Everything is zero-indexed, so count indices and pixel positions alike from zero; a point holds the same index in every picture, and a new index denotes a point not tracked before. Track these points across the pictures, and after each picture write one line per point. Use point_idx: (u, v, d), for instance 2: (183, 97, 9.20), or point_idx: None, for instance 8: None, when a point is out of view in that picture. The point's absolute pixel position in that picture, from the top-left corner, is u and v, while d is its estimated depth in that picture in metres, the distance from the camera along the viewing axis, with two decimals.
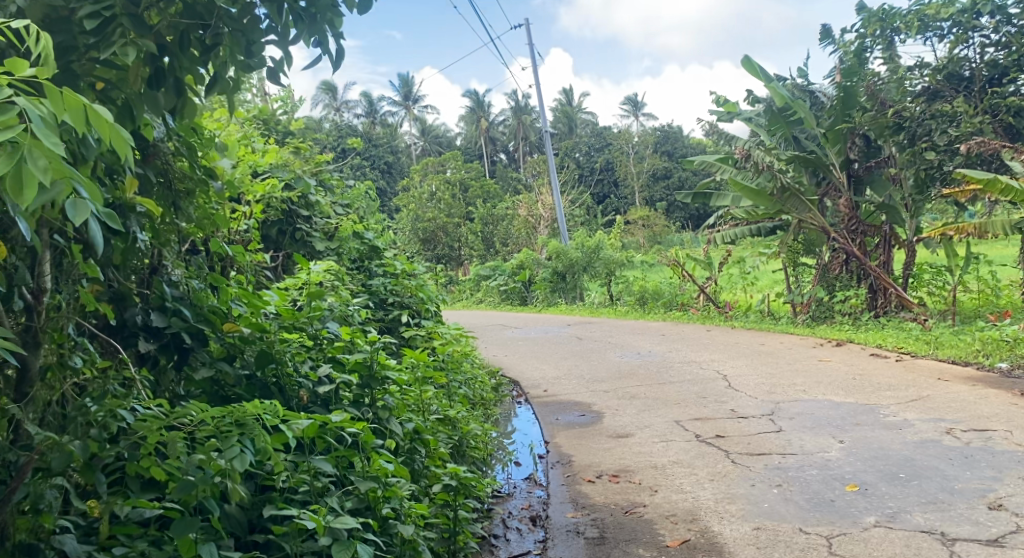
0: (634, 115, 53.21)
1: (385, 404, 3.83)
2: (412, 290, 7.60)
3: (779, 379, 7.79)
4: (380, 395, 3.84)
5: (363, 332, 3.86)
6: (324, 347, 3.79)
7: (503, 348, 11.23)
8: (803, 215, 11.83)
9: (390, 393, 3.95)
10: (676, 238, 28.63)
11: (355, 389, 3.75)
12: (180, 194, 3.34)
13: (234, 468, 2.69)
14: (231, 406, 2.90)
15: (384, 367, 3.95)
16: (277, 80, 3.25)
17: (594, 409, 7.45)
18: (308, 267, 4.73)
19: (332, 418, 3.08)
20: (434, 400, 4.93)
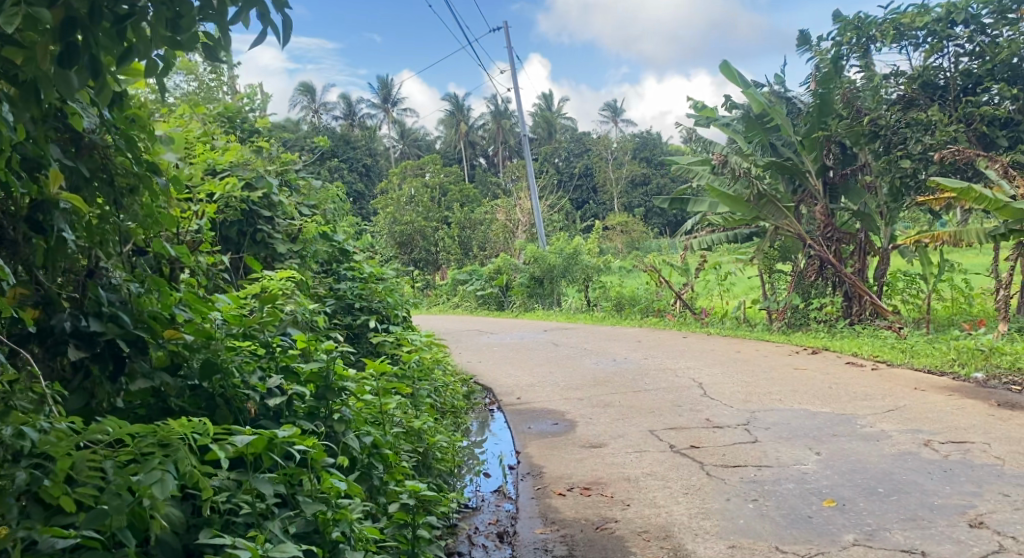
0: (613, 121, 53.19)
1: (342, 417, 3.67)
2: (380, 295, 7.40)
3: (754, 388, 7.64)
4: (336, 407, 3.68)
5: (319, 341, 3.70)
6: (276, 355, 3.61)
7: (477, 353, 11.06)
8: (779, 222, 11.74)
9: (347, 406, 3.79)
10: (654, 244, 28.56)
11: (310, 401, 3.59)
12: (122, 191, 3.20)
13: (156, 497, 2.56)
14: (155, 426, 2.74)
15: (341, 377, 3.80)
16: (213, 59, 2.90)
17: (566, 418, 7.27)
18: (263, 271, 4.56)
19: (280, 433, 2.89)
20: (398, 411, 4.76)
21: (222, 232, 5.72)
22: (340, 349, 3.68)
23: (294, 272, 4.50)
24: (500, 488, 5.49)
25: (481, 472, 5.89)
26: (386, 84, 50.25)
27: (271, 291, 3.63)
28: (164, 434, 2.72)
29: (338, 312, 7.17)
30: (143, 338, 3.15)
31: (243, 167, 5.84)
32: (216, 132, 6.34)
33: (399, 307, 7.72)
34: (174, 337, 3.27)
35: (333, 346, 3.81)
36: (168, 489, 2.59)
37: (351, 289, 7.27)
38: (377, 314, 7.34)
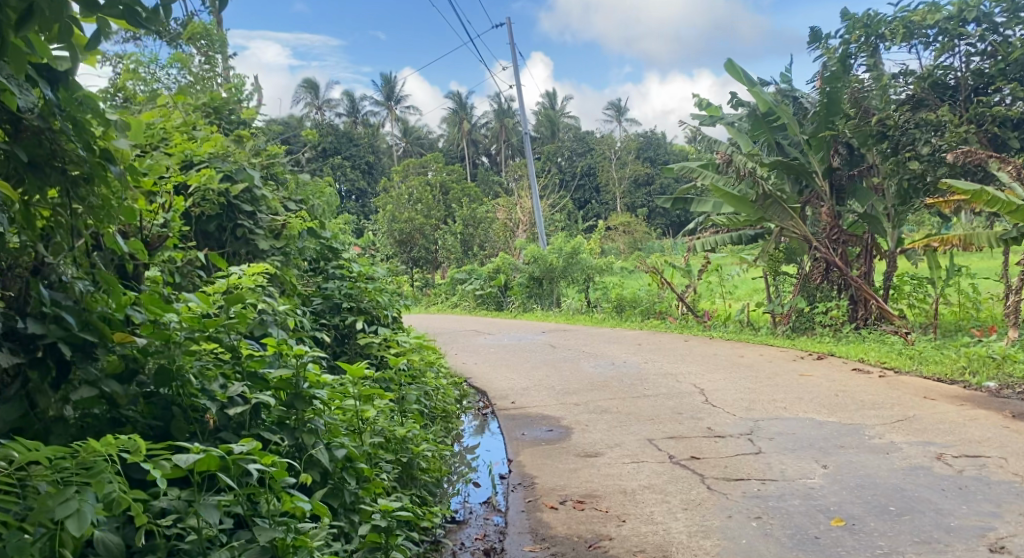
0: (617, 121, 52.85)
1: (312, 427, 3.45)
2: (369, 294, 7.12)
3: (757, 395, 7.35)
4: (307, 417, 3.46)
5: (290, 345, 3.48)
6: (242, 360, 3.37)
7: (474, 355, 10.78)
8: (785, 223, 11.45)
9: (318, 416, 3.55)
10: (656, 245, 28.27)
11: (278, 410, 3.38)
12: (74, 180, 3.00)
13: (71, 529, 2.33)
14: (76, 444, 2.52)
15: (315, 384, 3.56)
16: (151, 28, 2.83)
17: (562, 424, 6.99)
18: (232, 268, 4.32)
19: (236, 449, 2.70)
20: (379, 419, 4.49)
21: (200, 227, 5.45)
22: (312, 353, 3.46)
23: (269, 268, 4.31)
24: (489, 499, 5.21)
25: (469, 482, 5.60)
26: (389, 82, 49.95)
27: (238, 291, 3.42)
28: (83, 455, 2.50)
29: (326, 312, 6.90)
30: (89, 340, 2.95)
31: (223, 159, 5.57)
32: (198, 124, 6.06)
33: (390, 307, 7.45)
34: (125, 341, 3.06)
35: (304, 351, 3.57)
36: (85, 522, 2.37)
37: (339, 288, 6.99)
38: (366, 315, 7.07)
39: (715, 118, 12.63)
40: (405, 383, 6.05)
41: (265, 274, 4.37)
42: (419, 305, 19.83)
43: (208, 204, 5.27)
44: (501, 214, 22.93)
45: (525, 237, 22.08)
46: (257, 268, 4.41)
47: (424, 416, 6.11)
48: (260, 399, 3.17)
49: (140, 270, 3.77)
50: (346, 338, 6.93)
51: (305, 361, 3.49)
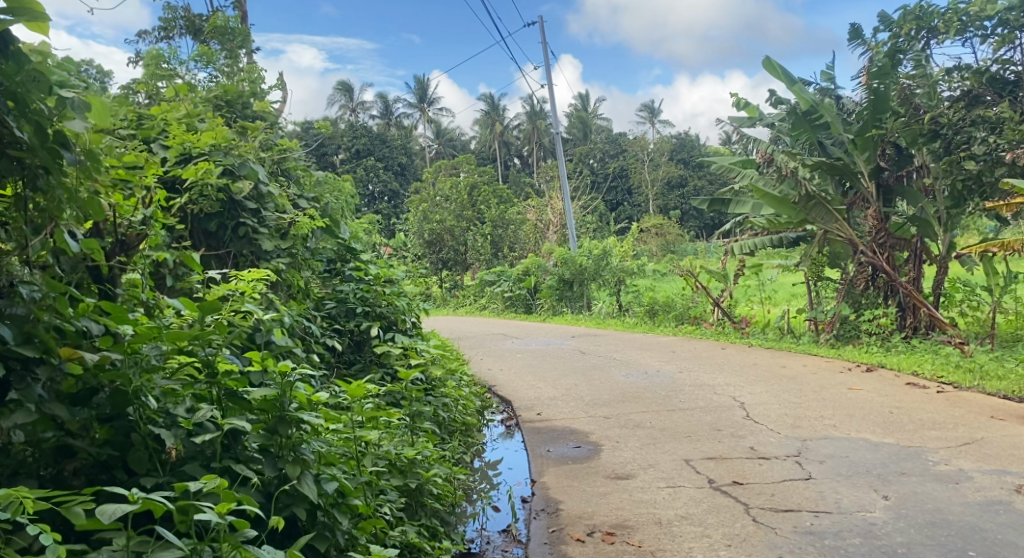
0: (650, 122, 52.05)
1: (301, 454, 3.01)
2: (386, 298, 6.66)
3: (803, 411, 6.79)
4: (295, 443, 3.02)
5: (278, 362, 3.09)
6: (218, 376, 2.97)
7: (499, 361, 10.30)
8: (829, 226, 10.82)
9: (308, 443, 3.13)
10: (689, 248, 27.63)
11: (262, 435, 2.97)
12: (34, 170, 2.74)
13: None
14: None
15: (305, 405, 3.16)
16: None
17: (590, 440, 6.47)
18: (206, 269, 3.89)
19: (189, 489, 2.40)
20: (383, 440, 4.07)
21: (200, 225, 5.01)
22: (305, 371, 3.06)
23: (270, 281, 3.98)
24: (508, 527, 4.74)
25: (488, 506, 5.13)
26: (421, 83, 49.61)
27: (219, 296, 3.05)
28: None
29: (340, 316, 6.47)
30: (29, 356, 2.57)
31: (226, 151, 5.10)
32: (205, 116, 5.62)
33: (409, 312, 6.97)
34: (71, 356, 2.66)
35: (291, 366, 3.17)
36: None
37: (353, 291, 6.54)
38: (382, 322, 6.62)
39: (754, 118, 12.04)
40: (415, 398, 5.57)
41: (265, 285, 4.03)
42: (447, 308, 19.39)
43: (206, 200, 4.85)
44: (531, 214, 22.41)
45: (555, 239, 21.58)
46: (257, 280, 4.07)
47: (439, 433, 5.64)
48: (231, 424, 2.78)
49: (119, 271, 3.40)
50: (360, 344, 6.48)
51: (294, 379, 3.08)
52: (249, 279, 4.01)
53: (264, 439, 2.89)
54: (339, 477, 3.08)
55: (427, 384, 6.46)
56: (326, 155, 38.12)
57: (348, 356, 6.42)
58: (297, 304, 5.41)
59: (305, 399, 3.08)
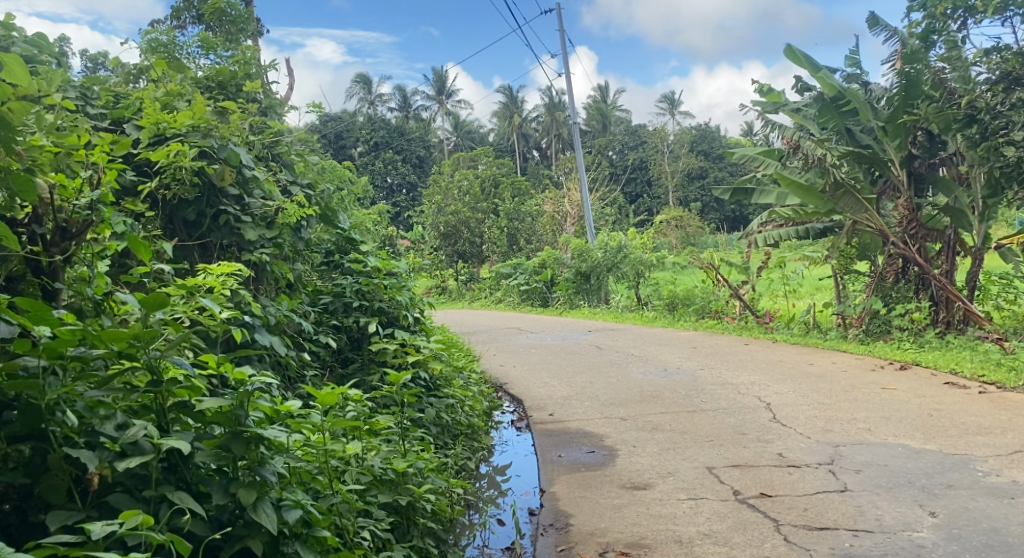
0: (670, 112, 51.24)
1: (264, 476, 2.72)
2: (386, 291, 6.22)
3: (834, 413, 6.29)
4: (256, 459, 2.74)
5: (234, 368, 2.77)
6: (166, 386, 2.67)
7: (511, 357, 9.87)
8: (858, 215, 10.16)
9: (270, 461, 2.81)
10: (711, 239, 27.03)
11: (214, 453, 2.67)
12: None
13: None
14: None
15: (267, 420, 2.85)
16: None
17: (605, 444, 6.02)
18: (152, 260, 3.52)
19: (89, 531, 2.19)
20: (365, 452, 3.69)
21: (175, 213, 4.60)
22: (267, 381, 2.77)
23: (243, 279, 3.64)
24: (513, 545, 4.34)
25: (492, 519, 4.71)
26: (439, 75, 49.15)
27: (164, 291, 2.71)
28: None
29: (336, 311, 6.05)
30: None
31: (205, 133, 4.67)
32: (187, 97, 5.20)
33: (411, 308, 6.53)
34: None
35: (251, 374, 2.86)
36: None
37: (350, 283, 6.12)
38: (381, 318, 6.20)
39: (778, 105, 11.50)
40: (405, 404, 5.12)
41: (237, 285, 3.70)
42: (463, 301, 19.02)
43: (179, 185, 4.43)
44: (548, 206, 21.91)
45: (572, 232, 21.09)
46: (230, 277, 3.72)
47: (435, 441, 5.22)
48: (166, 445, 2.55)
49: (74, 263, 3.10)
50: (359, 341, 6.08)
51: (255, 387, 2.77)
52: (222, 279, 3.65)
53: (217, 460, 2.62)
54: (307, 503, 2.78)
55: (429, 385, 6.05)
56: (344, 147, 37.93)
57: (346, 355, 6.02)
58: (274, 307, 4.93)
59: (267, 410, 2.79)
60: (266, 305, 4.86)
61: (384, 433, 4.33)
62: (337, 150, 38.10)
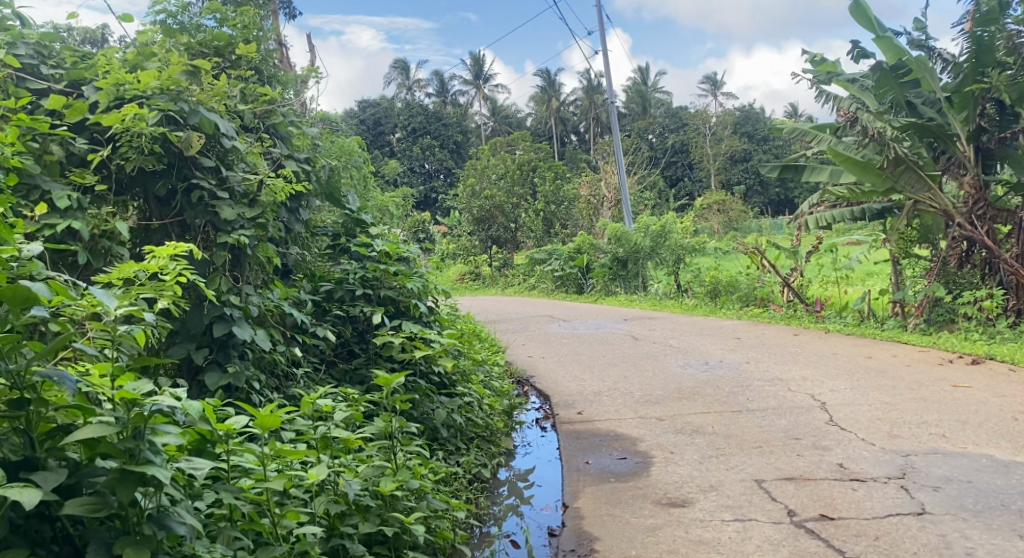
0: (712, 95, 49.89)
1: (169, 531, 2.51)
2: (395, 278, 5.56)
3: (900, 415, 5.56)
4: (155, 517, 2.51)
5: (122, 393, 2.49)
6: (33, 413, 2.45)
7: (540, 348, 9.22)
8: (919, 195, 9.37)
9: (176, 513, 2.57)
10: (754, 223, 26.02)
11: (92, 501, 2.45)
12: None
13: None
14: None
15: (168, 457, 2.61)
16: None
17: (639, 450, 5.34)
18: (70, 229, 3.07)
19: None
20: (337, 474, 3.18)
21: (146, 189, 4.05)
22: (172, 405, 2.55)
23: (197, 276, 3.02)
24: None
25: (506, 543, 4.13)
26: (477, 59, 48.47)
27: (26, 286, 2.49)
28: None
29: (337, 300, 5.43)
30: None
31: (176, 96, 4.06)
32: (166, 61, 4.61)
33: (425, 297, 5.83)
34: None
35: (146, 401, 2.55)
36: None
37: (354, 269, 5.50)
38: (386, 309, 5.54)
39: (831, 74, 10.68)
40: (402, 408, 4.49)
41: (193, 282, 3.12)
42: (496, 288, 18.33)
43: (139, 155, 3.88)
44: (584, 189, 21.16)
45: (609, 216, 20.34)
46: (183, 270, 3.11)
47: (435, 456, 4.63)
48: (4, 495, 2.28)
49: None
50: (365, 332, 5.45)
51: (144, 418, 2.50)
52: (175, 274, 3.00)
53: (91, 515, 2.41)
54: None
55: (441, 381, 5.44)
56: (381, 134, 37.70)
57: (351, 349, 5.41)
58: (255, 300, 4.30)
59: (178, 441, 2.57)
60: (247, 294, 4.27)
61: (372, 444, 3.78)
62: (374, 137, 37.71)
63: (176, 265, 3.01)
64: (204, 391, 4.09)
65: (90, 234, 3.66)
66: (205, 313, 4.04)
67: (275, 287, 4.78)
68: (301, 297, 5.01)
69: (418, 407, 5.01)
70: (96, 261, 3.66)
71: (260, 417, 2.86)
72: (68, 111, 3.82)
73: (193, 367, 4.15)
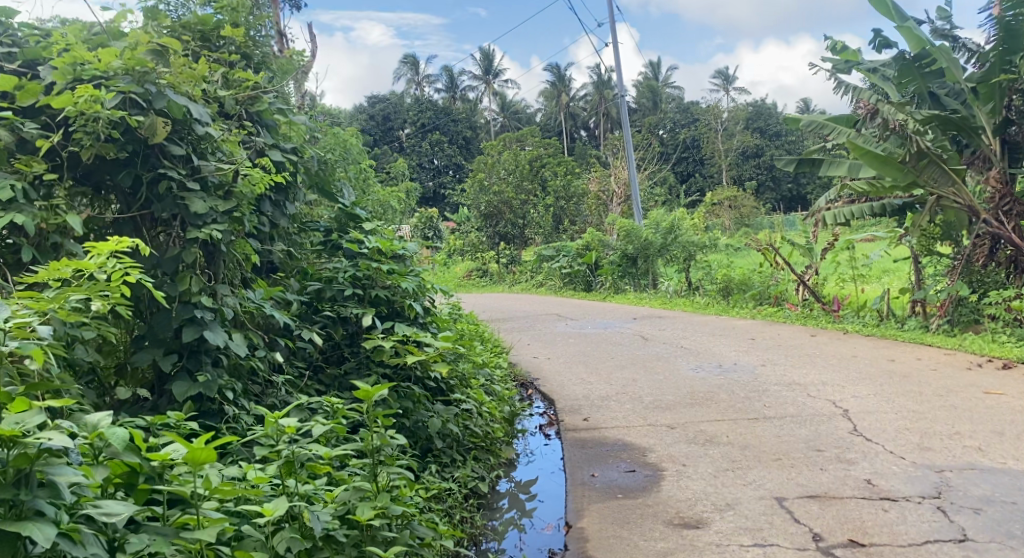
0: (723, 89, 49.33)
1: None
2: (388, 277, 5.12)
3: (930, 424, 5.18)
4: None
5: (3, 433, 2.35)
6: None
7: (545, 348, 8.84)
8: (944, 190, 8.93)
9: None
10: (767, 219, 25.58)
11: None
12: None
13: None
14: None
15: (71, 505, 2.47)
16: None
17: (649, 462, 4.96)
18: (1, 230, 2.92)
19: None
20: (299, 506, 2.86)
21: (112, 178, 3.73)
22: (61, 444, 2.39)
23: (139, 275, 2.93)
24: None
25: None
26: (487, 54, 48.06)
27: None
28: None
29: (323, 299, 5.04)
30: None
31: (142, 78, 3.71)
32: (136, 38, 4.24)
33: (422, 295, 5.44)
34: None
35: (35, 444, 2.39)
36: None
37: (344, 267, 5.10)
38: (378, 310, 5.13)
39: (851, 63, 10.28)
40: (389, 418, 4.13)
41: (136, 282, 3.02)
42: (503, 285, 17.95)
43: (94, 141, 3.55)
44: (593, 184, 20.74)
45: (618, 212, 19.91)
46: (125, 271, 3.01)
47: (424, 473, 4.26)
48: None
49: None
50: (356, 334, 5.06)
51: (30, 461, 2.38)
52: (116, 273, 2.91)
53: None
54: None
55: (438, 387, 5.07)
56: (391, 129, 37.51)
57: (340, 353, 5.02)
58: (230, 302, 3.93)
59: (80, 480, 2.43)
60: (222, 295, 3.91)
61: (350, 464, 3.44)
62: (383, 132, 37.52)
63: (114, 265, 2.90)
64: (173, 400, 3.74)
65: (36, 227, 3.35)
66: (173, 316, 3.70)
67: (257, 287, 4.42)
68: (288, 297, 4.66)
69: (412, 414, 4.65)
70: (45, 258, 3.36)
71: (192, 452, 2.68)
72: (17, 94, 3.50)
73: (162, 375, 3.81)
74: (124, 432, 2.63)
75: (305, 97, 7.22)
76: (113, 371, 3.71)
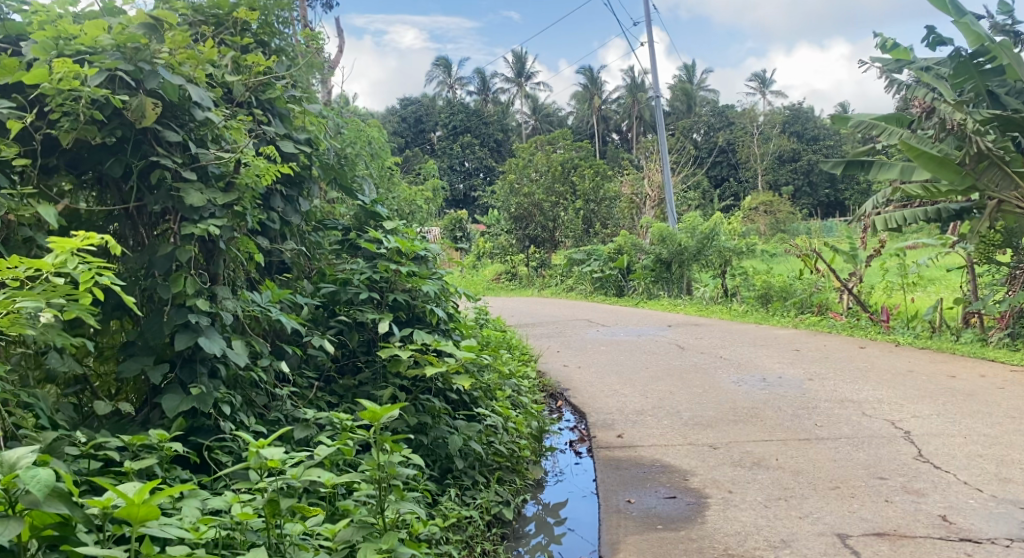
0: (759, 94, 48.57)
1: None
2: (409, 280, 4.69)
3: (1006, 451, 4.67)
4: None
5: None
6: None
7: (576, 357, 8.37)
8: (1006, 194, 8.32)
9: None
10: (803, 225, 24.94)
11: None
12: None
13: None
14: None
15: None
16: None
17: (691, 487, 4.50)
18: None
19: None
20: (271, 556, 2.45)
21: (100, 167, 3.37)
22: None
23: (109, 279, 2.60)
24: None
25: None
26: (520, 57, 47.66)
27: None
28: None
29: (335, 302, 4.64)
30: None
31: (135, 56, 3.33)
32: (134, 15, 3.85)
33: (445, 299, 5.00)
34: None
35: None
36: None
37: (361, 268, 4.67)
38: (397, 316, 4.71)
39: (902, 61, 9.74)
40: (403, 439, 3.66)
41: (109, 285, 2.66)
42: (533, 289, 17.49)
43: (75, 124, 3.19)
44: (626, 187, 20.23)
45: (652, 215, 19.38)
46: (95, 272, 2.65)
47: (438, 503, 3.82)
48: None
49: None
50: (372, 341, 4.65)
51: None
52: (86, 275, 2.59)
53: None
54: None
55: (460, 400, 4.66)
56: (422, 132, 37.23)
57: (354, 361, 4.60)
58: (231, 306, 3.52)
59: None
60: (222, 298, 3.51)
61: (351, 500, 3.01)
62: (415, 134, 37.23)
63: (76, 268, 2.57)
64: (164, 415, 3.35)
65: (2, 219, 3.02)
66: (165, 321, 3.30)
67: (264, 289, 4.02)
68: (301, 300, 4.27)
69: (430, 430, 4.25)
70: (11, 253, 3.04)
71: (128, 508, 2.37)
72: None
73: (156, 386, 3.42)
74: (48, 475, 2.29)
75: (326, 89, 6.82)
76: (99, 384, 3.38)
